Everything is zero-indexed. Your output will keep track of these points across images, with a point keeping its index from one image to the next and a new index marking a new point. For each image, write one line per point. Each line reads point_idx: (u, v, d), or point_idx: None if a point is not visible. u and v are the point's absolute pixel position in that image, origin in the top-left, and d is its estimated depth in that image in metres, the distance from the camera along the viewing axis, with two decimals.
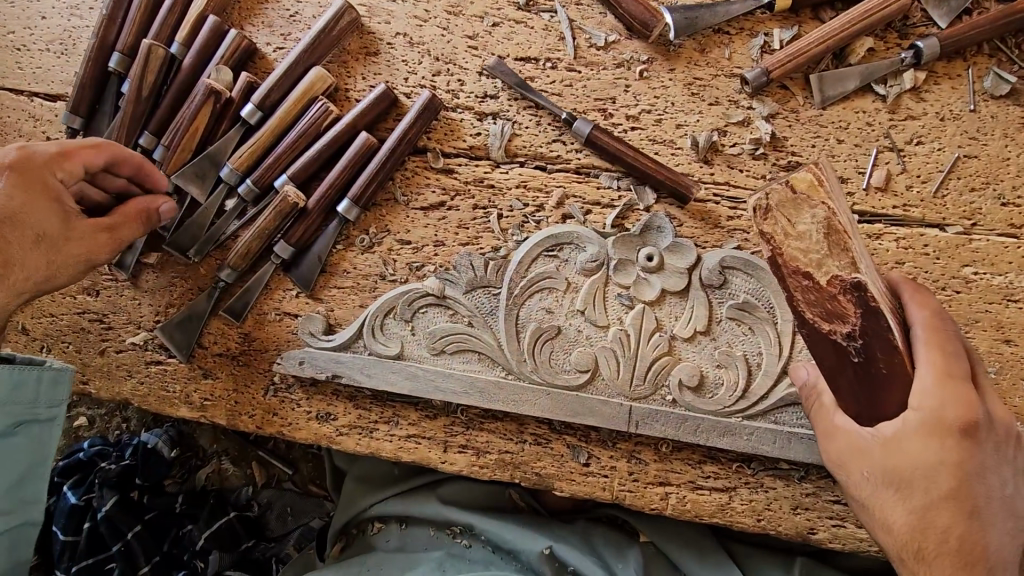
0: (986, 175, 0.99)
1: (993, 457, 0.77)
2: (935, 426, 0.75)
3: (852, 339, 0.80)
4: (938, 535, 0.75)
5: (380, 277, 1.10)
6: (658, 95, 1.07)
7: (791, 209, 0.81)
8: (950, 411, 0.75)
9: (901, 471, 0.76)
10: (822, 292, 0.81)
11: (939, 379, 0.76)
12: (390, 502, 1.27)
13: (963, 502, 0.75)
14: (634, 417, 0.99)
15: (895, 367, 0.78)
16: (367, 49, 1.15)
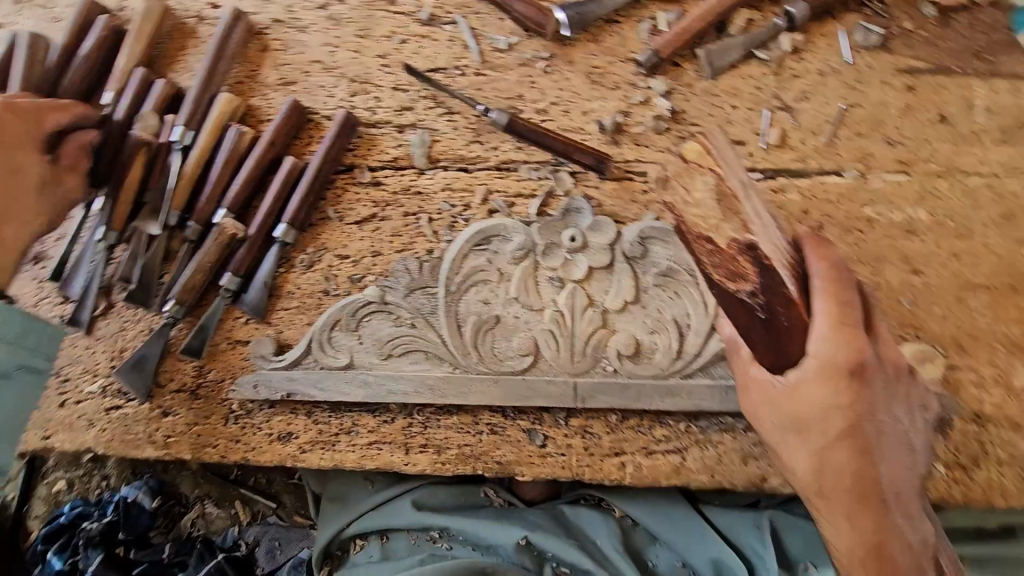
0: (870, 121, 1.06)
1: (884, 395, 0.83)
2: (831, 374, 0.79)
3: (756, 296, 0.84)
4: (835, 470, 0.82)
5: (323, 294, 1.14)
6: (563, 87, 1.14)
7: (687, 179, 0.87)
8: (844, 358, 0.79)
9: (804, 416, 0.82)
10: (726, 253, 0.85)
11: (834, 327, 0.79)
12: (369, 516, 1.28)
13: (858, 439, 0.81)
14: (580, 392, 1.02)
15: (795, 318, 0.81)
16: (286, 81, 1.22)
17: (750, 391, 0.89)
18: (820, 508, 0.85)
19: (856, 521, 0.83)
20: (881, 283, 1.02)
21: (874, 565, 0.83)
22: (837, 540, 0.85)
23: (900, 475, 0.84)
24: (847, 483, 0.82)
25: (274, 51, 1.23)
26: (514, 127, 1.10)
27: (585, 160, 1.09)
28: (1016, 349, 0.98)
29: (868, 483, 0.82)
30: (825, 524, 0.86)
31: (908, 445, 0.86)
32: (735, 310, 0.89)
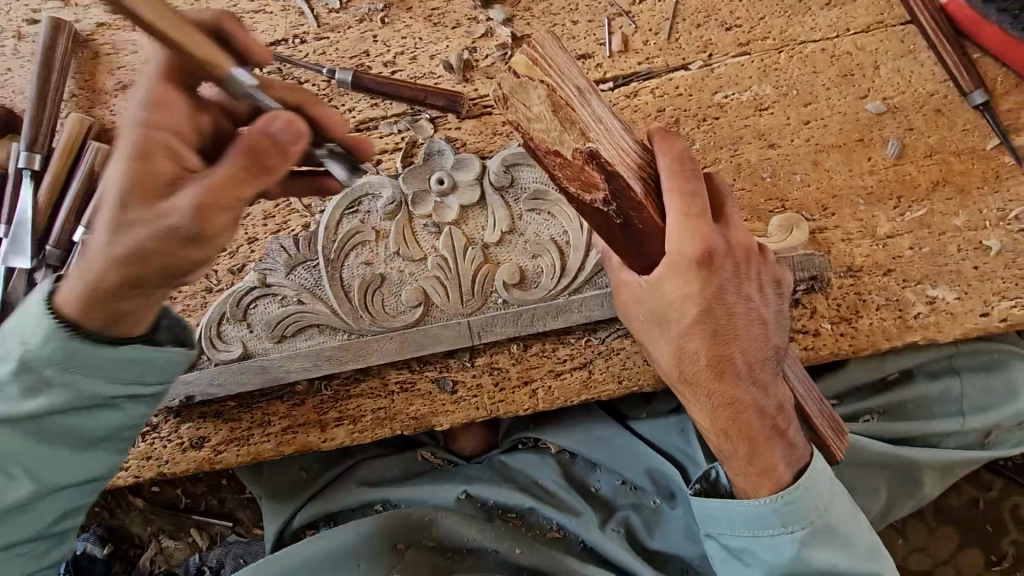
0: (705, 10, 1.08)
1: (734, 277, 0.86)
2: (678, 264, 0.83)
3: (610, 205, 0.79)
4: (691, 355, 0.86)
5: (206, 291, 1.11)
6: (405, 35, 1.12)
7: (524, 93, 0.75)
8: (688, 247, 0.83)
9: (658, 308, 0.85)
10: (571, 166, 0.77)
11: (681, 220, 0.83)
12: (311, 505, 1.24)
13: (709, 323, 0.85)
14: (475, 329, 1.04)
15: (647, 220, 0.82)
16: (123, 84, 1.16)
17: (622, 297, 0.92)
18: (686, 392, 0.89)
19: (717, 399, 0.87)
20: (740, 163, 1.05)
21: (741, 439, 0.87)
22: (706, 422, 0.89)
23: (758, 351, 0.87)
24: (703, 365, 0.86)
25: (104, 54, 1.17)
26: (360, 83, 1.06)
27: (439, 104, 1.07)
28: (873, 199, 1.03)
29: (724, 363, 0.85)
30: (692, 407, 0.90)
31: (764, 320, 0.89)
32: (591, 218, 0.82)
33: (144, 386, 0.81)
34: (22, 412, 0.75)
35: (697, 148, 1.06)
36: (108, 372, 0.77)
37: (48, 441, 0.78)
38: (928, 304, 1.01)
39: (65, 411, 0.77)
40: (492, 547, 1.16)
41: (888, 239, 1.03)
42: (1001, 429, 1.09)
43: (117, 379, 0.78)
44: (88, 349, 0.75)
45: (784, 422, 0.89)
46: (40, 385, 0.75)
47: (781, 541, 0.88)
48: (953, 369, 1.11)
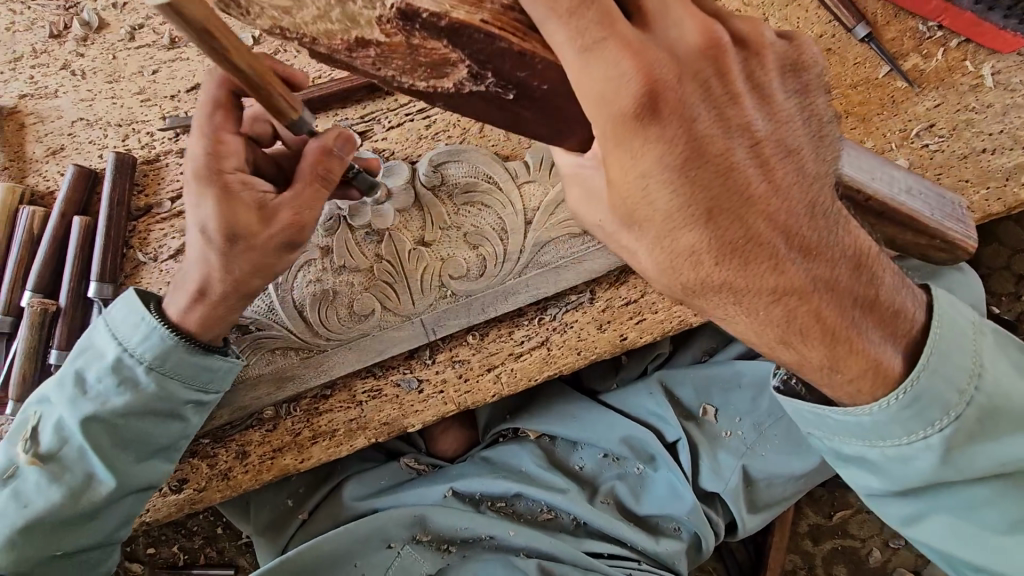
0: None
1: (701, 97, 0.63)
2: (622, 127, 0.60)
3: (484, 78, 0.65)
4: (690, 255, 0.67)
5: None
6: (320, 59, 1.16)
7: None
8: (626, 93, 0.59)
9: (676, 206, 0.64)
10: (398, 52, 0.66)
11: (607, 55, 0.58)
12: (302, 533, 1.24)
13: (704, 203, 0.65)
14: (429, 325, 1.08)
15: (550, 79, 0.64)
16: (52, 149, 1.18)
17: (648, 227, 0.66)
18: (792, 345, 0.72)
19: (762, 303, 0.69)
20: None
21: (817, 342, 0.72)
22: (763, 345, 0.74)
23: (791, 199, 0.68)
24: (716, 263, 0.67)
25: (30, 125, 1.18)
26: None
27: (358, 93, 1.14)
28: None
29: (753, 241, 0.67)
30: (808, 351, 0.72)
31: (774, 173, 0.67)
32: (473, 105, 0.69)
33: (208, 394, 1.01)
34: (113, 407, 0.96)
35: None
36: (184, 379, 0.98)
37: (127, 441, 0.98)
38: None
39: (148, 413, 0.98)
40: (487, 533, 1.18)
41: None
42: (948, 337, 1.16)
43: (191, 385, 0.99)
44: (176, 353, 0.96)
45: (871, 297, 0.73)
46: (134, 383, 0.96)
47: (913, 451, 0.76)
48: None
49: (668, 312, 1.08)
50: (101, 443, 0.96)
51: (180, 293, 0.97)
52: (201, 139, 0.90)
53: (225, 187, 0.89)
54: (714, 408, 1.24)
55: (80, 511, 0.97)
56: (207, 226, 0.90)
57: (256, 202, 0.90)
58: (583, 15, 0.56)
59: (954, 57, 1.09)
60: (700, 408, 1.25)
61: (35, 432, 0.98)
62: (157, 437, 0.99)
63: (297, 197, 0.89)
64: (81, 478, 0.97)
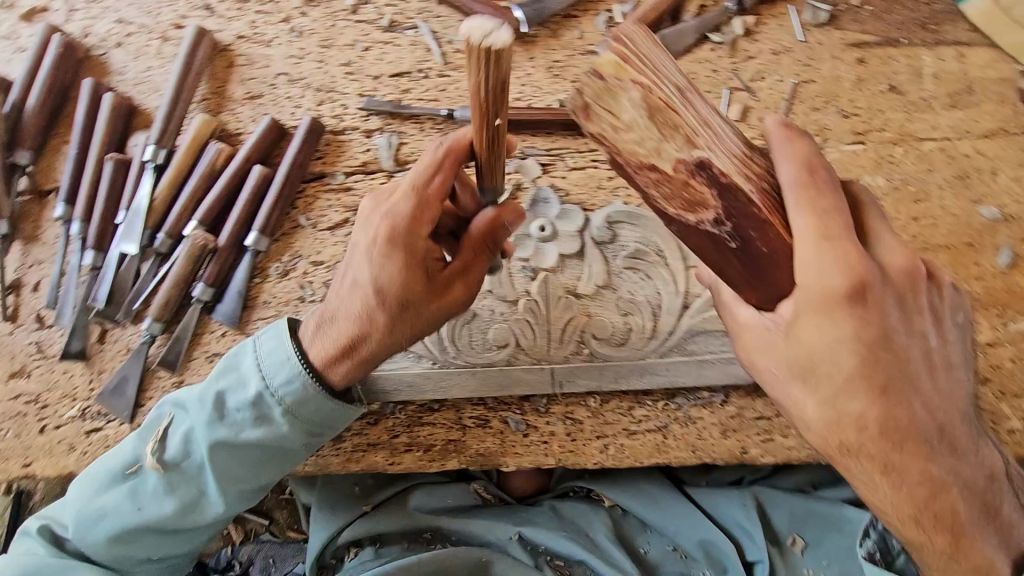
0: (825, 94, 1.10)
1: (897, 304, 0.69)
2: (821, 302, 0.66)
3: (721, 225, 0.67)
4: (853, 419, 0.68)
5: (299, 301, 1.15)
6: (525, 82, 1.16)
7: (608, 97, 0.63)
8: (834, 280, 0.65)
9: (856, 374, 0.67)
10: (672, 181, 0.65)
11: (822, 245, 0.65)
12: (361, 522, 1.25)
13: (881, 376, 0.67)
14: (557, 377, 1.05)
15: (775, 244, 0.67)
16: (251, 94, 1.22)
17: (823, 381, 0.68)
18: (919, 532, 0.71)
19: (902, 483, 0.70)
20: None
21: (945, 531, 0.71)
22: (891, 516, 0.72)
23: (941, 401, 0.71)
24: (877, 432, 0.68)
25: (238, 65, 1.23)
26: None
27: (553, 126, 1.13)
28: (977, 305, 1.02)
29: (910, 425, 0.68)
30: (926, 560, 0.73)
31: (932, 371, 0.71)
32: (697, 242, 0.69)
33: (325, 436, 1.00)
34: (241, 437, 0.94)
35: None
36: (314, 424, 0.96)
37: (247, 468, 0.97)
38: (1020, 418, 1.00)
39: (272, 447, 0.97)
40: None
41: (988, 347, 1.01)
42: None
43: (315, 431, 0.97)
44: (322, 405, 0.95)
45: (993, 510, 0.73)
46: (267, 420, 0.95)
47: None
48: None
49: (798, 442, 1.03)
50: (224, 466, 0.96)
51: (327, 343, 0.93)
52: (407, 194, 0.84)
53: (415, 251, 0.86)
54: (804, 542, 1.16)
55: (185, 524, 0.98)
56: (384, 287, 0.87)
57: (431, 285, 0.89)
58: (830, 217, 0.66)
59: None
60: (790, 537, 1.17)
61: (164, 437, 0.98)
62: (272, 472, 0.99)
63: (462, 270, 0.91)
64: (194, 494, 0.97)
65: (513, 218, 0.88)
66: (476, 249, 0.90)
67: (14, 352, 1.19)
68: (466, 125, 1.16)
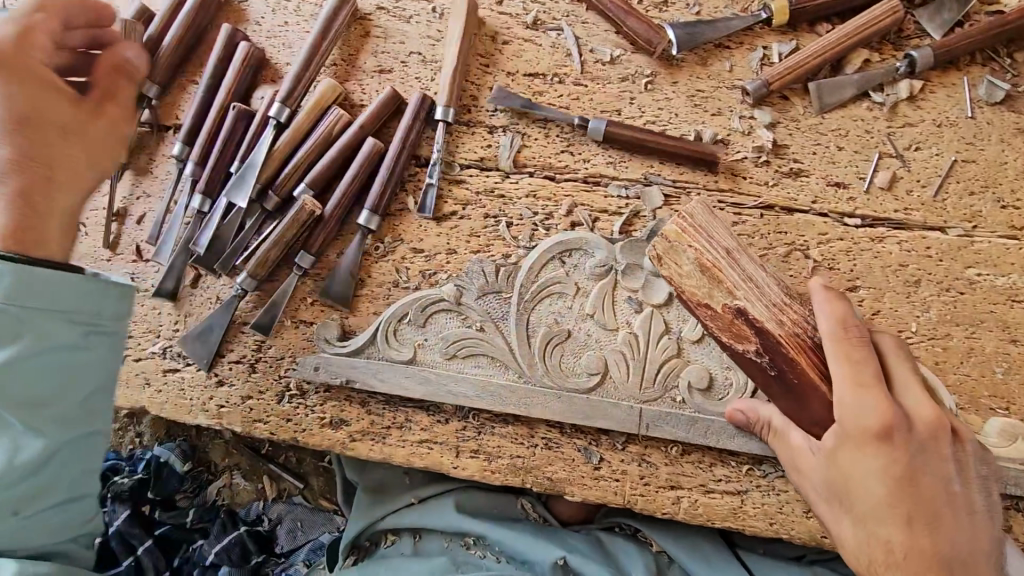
0: (985, 179, 1.02)
1: (930, 451, 0.72)
2: (857, 439, 0.72)
3: (761, 356, 0.81)
4: (887, 552, 0.71)
5: (393, 285, 1.13)
6: (662, 107, 1.11)
7: (675, 254, 0.81)
8: (869, 421, 0.71)
9: (892, 510, 0.71)
10: (720, 317, 0.81)
11: (855, 389, 0.72)
12: (405, 511, 1.26)
13: (909, 513, 0.70)
14: (644, 420, 1.01)
15: (808, 377, 0.78)
16: (381, 67, 1.20)
17: (854, 505, 0.73)
18: None
19: None
20: (973, 347, 0.99)
21: None
22: None
23: (977, 547, 0.71)
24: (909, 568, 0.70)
25: (373, 36, 1.22)
26: (612, 135, 1.09)
27: (686, 160, 1.08)
28: None
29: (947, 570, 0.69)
30: None
31: (963, 515, 0.72)
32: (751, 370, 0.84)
33: (110, 323, 0.87)
34: None
35: (931, 318, 1.00)
36: (67, 305, 0.82)
37: (36, 387, 0.79)
38: None
39: (60, 345, 0.81)
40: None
41: None
42: None
43: (73, 313, 0.83)
44: (56, 282, 0.82)
45: None
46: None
47: None
48: None
49: None
50: (36, 382, 0.79)
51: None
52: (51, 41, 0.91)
53: (39, 76, 0.87)
54: None
55: (35, 468, 0.78)
56: (30, 115, 0.85)
57: (24, 154, 0.84)
58: (862, 366, 0.73)
59: None
60: None
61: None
62: (73, 375, 0.82)
63: (101, 107, 0.92)
64: (20, 428, 0.78)
65: (137, 54, 0.99)
66: (101, 73, 0.95)
67: (108, 278, 1.21)
68: (597, 134, 1.10)
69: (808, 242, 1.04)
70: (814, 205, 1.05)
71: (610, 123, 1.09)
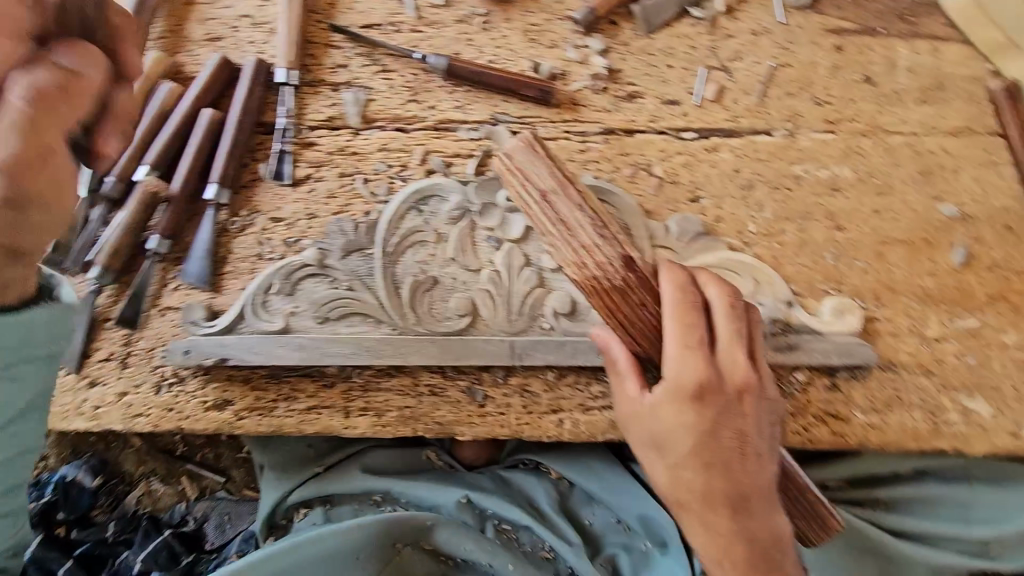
0: (800, 80, 1.09)
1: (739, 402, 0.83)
2: (680, 393, 0.80)
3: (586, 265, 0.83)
4: (687, 483, 0.82)
5: (257, 258, 1.11)
6: (499, 45, 1.13)
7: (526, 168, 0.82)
8: (687, 375, 0.80)
9: (698, 451, 0.81)
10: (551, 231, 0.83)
11: (681, 348, 0.81)
12: (312, 483, 1.26)
13: (713, 454, 0.81)
14: (517, 350, 1.04)
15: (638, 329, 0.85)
16: (211, 36, 1.15)
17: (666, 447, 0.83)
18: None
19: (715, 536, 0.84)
20: (805, 238, 1.06)
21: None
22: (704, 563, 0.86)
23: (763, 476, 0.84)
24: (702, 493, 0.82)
25: (200, 4, 1.17)
26: (452, 73, 1.10)
27: (527, 93, 1.10)
28: (929, 301, 1.04)
29: (731, 496, 0.82)
30: None
31: (756, 450, 0.84)
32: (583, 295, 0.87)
33: None
34: None
35: (767, 216, 1.07)
36: None
37: None
38: (961, 413, 1.02)
39: None
40: (486, 560, 1.16)
41: (938, 343, 1.04)
42: (1004, 544, 1.11)
43: None
44: None
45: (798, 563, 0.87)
46: None
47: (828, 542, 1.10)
48: (964, 476, 1.14)
49: None
50: None
51: None
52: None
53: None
54: None
55: None
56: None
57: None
58: (690, 329, 0.81)
59: None
60: None
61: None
62: None
63: None
64: None
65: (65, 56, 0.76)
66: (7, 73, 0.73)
67: None
68: (438, 72, 1.11)
69: (651, 160, 1.09)
70: (652, 124, 1.10)
71: (452, 59, 1.10)
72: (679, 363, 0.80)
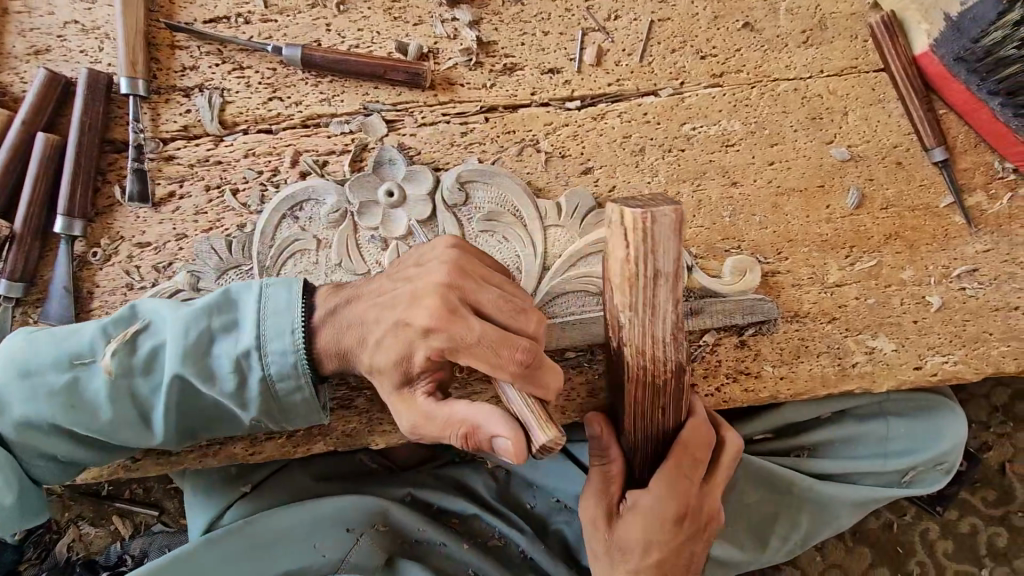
0: (681, 34, 1.04)
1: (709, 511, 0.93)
2: (672, 489, 0.87)
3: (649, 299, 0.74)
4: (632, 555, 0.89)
5: (127, 289, 1.02)
6: (361, 27, 1.03)
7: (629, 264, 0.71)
8: (681, 478, 0.87)
9: (657, 535, 0.88)
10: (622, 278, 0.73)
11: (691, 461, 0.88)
12: (246, 499, 1.17)
13: (672, 537, 0.89)
14: None
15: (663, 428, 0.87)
16: (35, 49, 1.02)
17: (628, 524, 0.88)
18: None
19: None
20: (701, 199, 1.04)
21: None
22: None
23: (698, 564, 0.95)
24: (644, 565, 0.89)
25: (13, 13, 1.03)
26: (311, 64, 1.00)
27: (396, 77, 1.01)
28: (826, 247, 1.04)
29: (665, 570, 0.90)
30: None
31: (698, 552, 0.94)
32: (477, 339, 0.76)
33: None
34: None
35: (660, 181, 1.04)
36: None
37: None
38: (866, 354, 1.04)
39: None
40: (441, 539, 1.15)
41: (837, 288, 1.04)
42: (918, 470, 1.15)
43: None
44: None
45: None
46: None
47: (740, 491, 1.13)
48: (882, 412, 1.16)
49: None
50: None
51: None
52: None
53: None
54: None
55: None
56: None
57: None
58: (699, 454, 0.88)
59: (1018, 206, 1.04)
60: None
61: (135, 339, 0.89)
62: None
63: None
64: None
65: None
66: None
67: None
68: (295, 64, 1.01)
69: (536, 135, 1.03)
70: (534, 97, 1.04)
71: (308, 48, 1.00)
72: (444, 323, 0.76)
